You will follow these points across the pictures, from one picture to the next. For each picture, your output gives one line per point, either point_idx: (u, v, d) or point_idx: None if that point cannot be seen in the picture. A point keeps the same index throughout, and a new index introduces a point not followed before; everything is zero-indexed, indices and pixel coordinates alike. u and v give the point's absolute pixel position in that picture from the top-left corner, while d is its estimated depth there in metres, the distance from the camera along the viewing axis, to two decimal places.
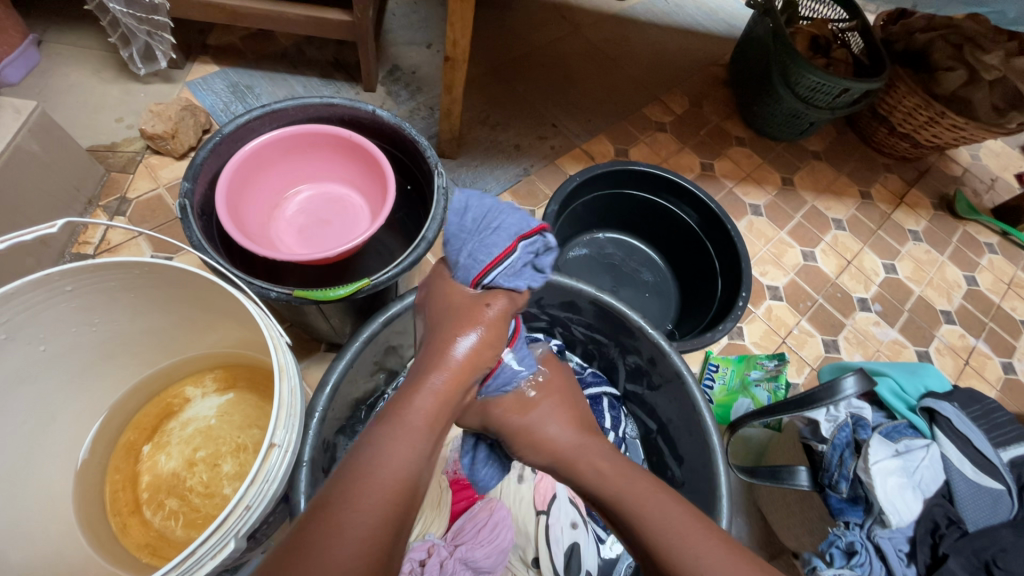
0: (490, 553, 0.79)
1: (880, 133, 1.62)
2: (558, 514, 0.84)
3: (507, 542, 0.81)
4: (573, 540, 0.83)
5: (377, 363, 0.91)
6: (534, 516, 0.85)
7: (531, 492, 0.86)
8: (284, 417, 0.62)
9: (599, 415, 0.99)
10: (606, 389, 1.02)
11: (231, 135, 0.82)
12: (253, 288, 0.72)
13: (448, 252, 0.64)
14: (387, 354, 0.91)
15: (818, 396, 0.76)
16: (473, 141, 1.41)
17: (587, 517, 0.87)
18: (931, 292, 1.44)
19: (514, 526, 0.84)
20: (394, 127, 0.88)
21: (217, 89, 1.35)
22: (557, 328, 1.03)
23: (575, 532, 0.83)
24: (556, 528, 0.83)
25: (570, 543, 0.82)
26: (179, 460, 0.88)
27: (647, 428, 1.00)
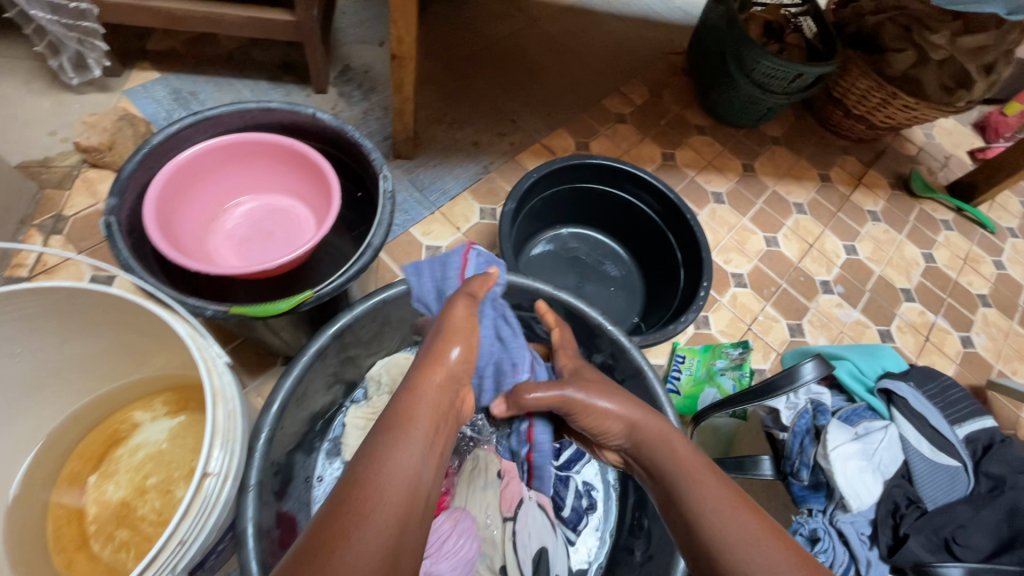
0: (456, 566, 0.77)
1: (836, 116, 1.64)
2: (526, 520, 0.83)
3: (473, 553, 0.80)
4: (540, 545, 0.82)
5: (335, 376, 0.87)
6: (500, 523, 0.82)
7: (497, 499, 0.84)
8: (221, 442, 0.59)
9: None
10: None
11: (161, 146, 0.78)
12: (188, 306, 0.68)
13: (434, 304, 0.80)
14: (344, 365, 0.87)
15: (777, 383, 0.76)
16: (430, 140, 1.37)
17: (556, 522, 0.88)
18: (890, 271, 1.46)
19: (480, 535, 0.81)
20: (337, 130, 0.85)
21: (158, 96, 1.29)
22: None
23: (543, 537, 0.83)
24: (524, 534, 0.82)
25: (539, 548, 0.82)
26: (128, 489, 0.83)
27: None
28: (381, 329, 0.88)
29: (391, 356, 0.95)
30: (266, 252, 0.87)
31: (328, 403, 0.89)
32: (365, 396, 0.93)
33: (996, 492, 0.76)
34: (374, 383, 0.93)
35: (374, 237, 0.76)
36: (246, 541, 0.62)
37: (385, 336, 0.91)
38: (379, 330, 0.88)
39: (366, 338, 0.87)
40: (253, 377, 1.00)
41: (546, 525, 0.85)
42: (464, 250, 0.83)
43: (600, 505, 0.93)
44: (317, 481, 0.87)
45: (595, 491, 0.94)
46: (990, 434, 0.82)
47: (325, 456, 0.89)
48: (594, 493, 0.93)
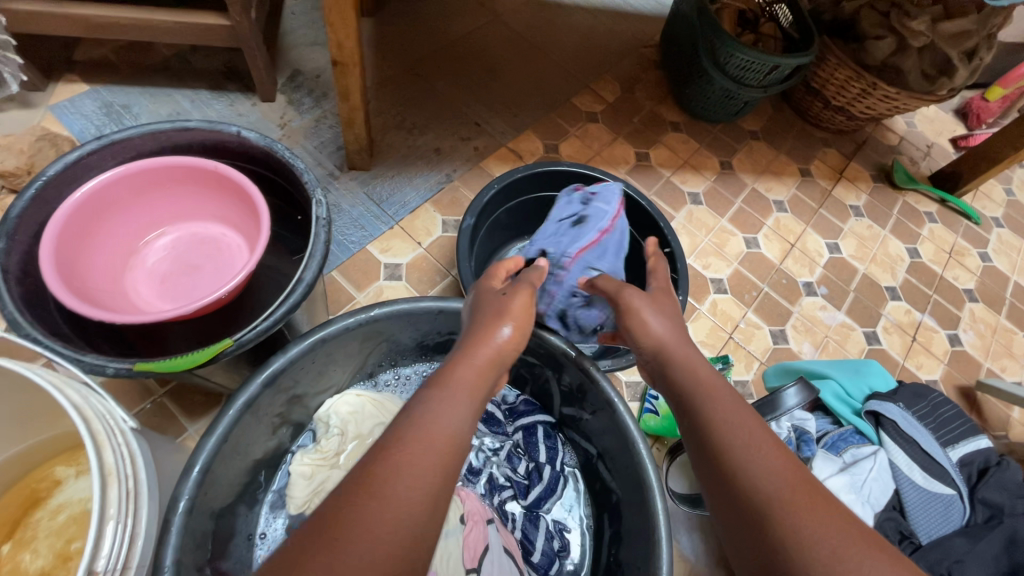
0: None
1: (815, 107, 1.58)
2: (492, 570, 0.76)
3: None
4: None
5: (281, 419, 0.78)
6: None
7: (458, 548, 0.75)
8: (114, 528, 0.49)
9: (532, 449, 0.90)
10: (540, 418, 0.92)
11: (59, 177, 0.69)
12: (84, 364, 0.59)
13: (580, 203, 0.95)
14: (290, 405, 0.79)
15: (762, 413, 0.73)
16: (388, 148, 1.29)
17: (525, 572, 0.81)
18: (875, 269, 1.41)
19: None
20: (265, 149, 0.77)
21: (87, 111, 1.19)
22: None
23: None
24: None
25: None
26: (48, 557, 0.73)
27: (586, 455, 0.89)
28: (326, 366, 0.79)
29: (341, 393, 0.87)
30: (191, 289, 0.79)
31: (273, 450, 0.80)
32: (313, 439, 0.85)
33: (993, 522, 0.70)
34: (323, 425, 0.84)
35: (306, 271, 0.69)
36: None
37: (332, 373, 0.82)
38: (324, 368, 0.79)
39: (309, 376, 0.77)
40: (192, 421, 0.92)
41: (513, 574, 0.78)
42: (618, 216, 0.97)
43: (572, 547, 0.86)
44: (259, 537, 0.79)
45: (567, 531, 0.87)
46: (985, 456, 0.77)
47: (269, 509, 0.80)
48: (566, 534, 0.86)
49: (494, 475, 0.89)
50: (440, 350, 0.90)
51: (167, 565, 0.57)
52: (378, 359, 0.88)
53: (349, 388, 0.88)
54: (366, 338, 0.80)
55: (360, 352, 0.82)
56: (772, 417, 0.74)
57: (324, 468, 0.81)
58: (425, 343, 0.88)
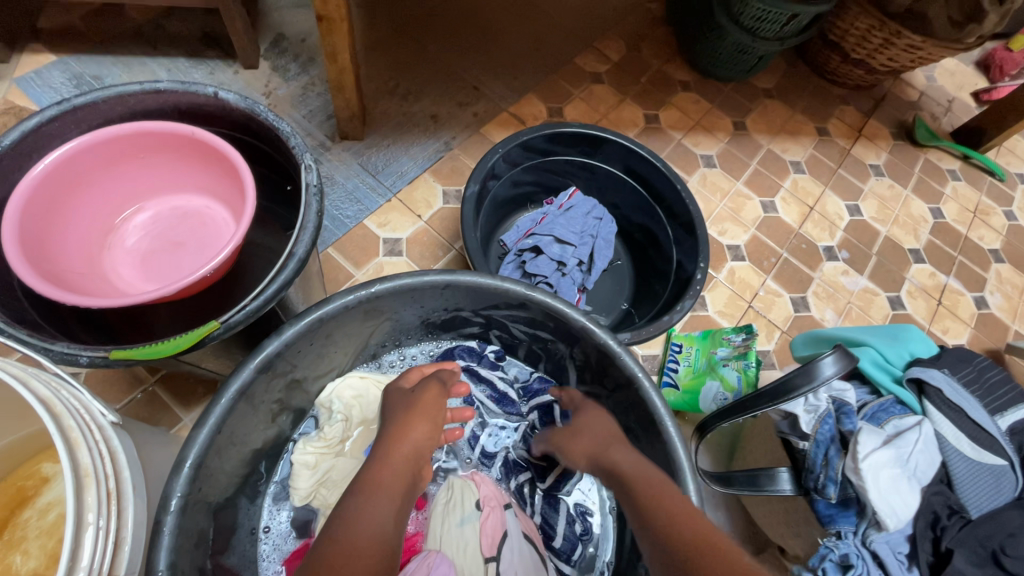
0: None
1: (833, 61, 1.49)
2: (512, 558, 0.71)
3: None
4: None
5: (279, 405, 0.72)
6: (482, 565, 0.69)
7: (476, 535, 0.72)
8: (94, 538, 0.44)
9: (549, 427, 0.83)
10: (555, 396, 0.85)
11: (17, 147, 0.62)
12: (53, 355, 0.53)
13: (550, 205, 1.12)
14: (289, 391, 0.73)
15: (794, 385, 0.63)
16: (381, 116, 1.20)
17: (547, 557, 0.77)
18: (897, 231, 1.35)
19: None
20: (246, 112, 0.69)
21: (57, 84, 1.10)
22: (492, 332, 0.85)
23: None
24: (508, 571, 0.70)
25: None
26: (38, 558, 0.69)
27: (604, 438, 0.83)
28: (325, 348, 0.73)
29: (344, 376, 0.81)
30: (174, 269, 0.72)
31: (273, 438, 0.74)
32: (316, 426, 0.79)
33: None
34: (325, 411, 0.79)
35: (297, 245, 0.62)
36: None
37: (333, 355, 0.76)
38: (323, 350, 0.73)
39: (308, 358, 0.71)
40: (189, 408, 0.87)
41: (536, 561, 0.73)
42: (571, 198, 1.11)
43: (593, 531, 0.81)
44: (263, 532, 0.73)
45: (589, 513, 0.82)
46: None
47: (272, 502, 0.75)
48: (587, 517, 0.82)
49: (509, 458, 0.84)
50: (450, 327, 0.85)
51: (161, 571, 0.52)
52: (383, 338, 0.82)
53: (351, 371, 0.82)
54: (367, 316, 0.73)
55: (362, 331, 0.76)
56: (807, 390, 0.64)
57: (329, 456, 0.76)
58: (432, 320, 0.81)
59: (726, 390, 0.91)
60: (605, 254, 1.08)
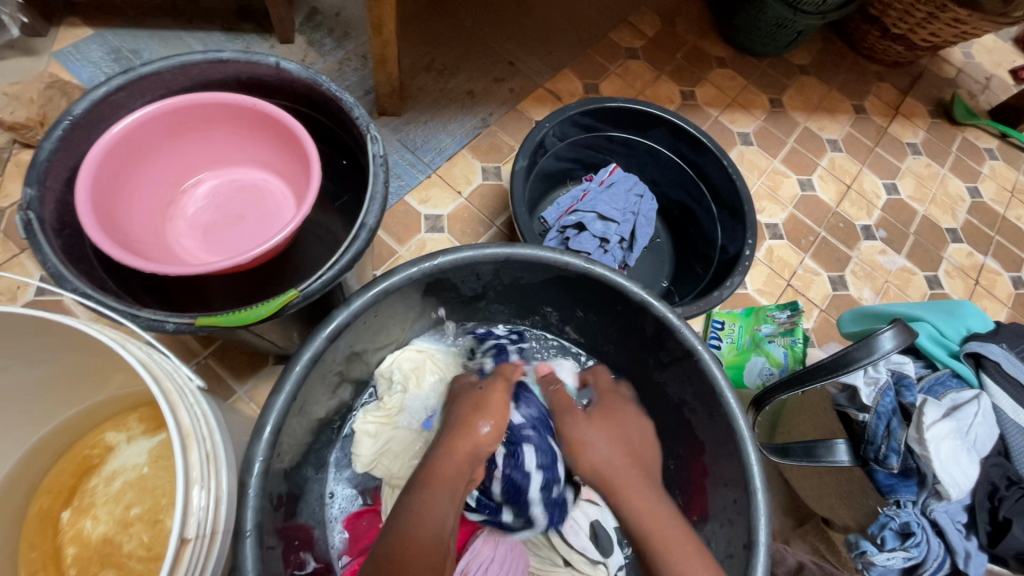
0: None
1: (871, 37, 1.46)
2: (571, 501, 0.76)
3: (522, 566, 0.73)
4: (592, 521, 0.75)
5: (341, 375, 0.73)
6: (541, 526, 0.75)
7: None
8: (199, 495, 0.45)
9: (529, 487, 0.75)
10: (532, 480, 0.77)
11: (87, 116, 0.62)
12: (141, 321, 0.54)
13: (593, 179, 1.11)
14: (351, 362, 0.73)
15: (852, 359, 0.63)
16: (418, 91, 1.19)
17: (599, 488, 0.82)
18: (935, 211, 1.33)
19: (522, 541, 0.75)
20: (308, 82, 0.69)
21: (95, 58, 1.09)
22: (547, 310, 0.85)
23: (593, 512, 0.76)
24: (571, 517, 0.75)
25: (591, 525, 0.75)
26: (109, 523, 0.71)
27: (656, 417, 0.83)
28: (387, 320, 0.74)
29: (403, 349, 0.82)
30: (236, 240, 0.73)
31: (335, 407, 0.75)
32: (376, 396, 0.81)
33: None
34: (385, 381, 0.80)
35: (367, 216, 0.62)
36: None
37: (390, 327, 0.77)
38: (383, 323, 0.74)
39: (372, 329, 0.72)
40: (242, 380, 0.88)
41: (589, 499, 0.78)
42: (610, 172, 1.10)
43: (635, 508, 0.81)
44: (330, 496, 0.75)
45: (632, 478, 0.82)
46: None
47: (335, 468, 0.77)
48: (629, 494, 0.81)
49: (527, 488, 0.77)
50: (517, 309, 0.85)
51: (250, 531, 0.53)
52: (440, 312, 0.82)
53: (410, 344, 0.84)
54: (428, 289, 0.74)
55: (422, 304, 0.77)
56: (865, 363, 0.64)
57: (389, 426, 0.77)
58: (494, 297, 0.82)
59: (772, 365, 0.93)
60: (646, 232, 1.07)
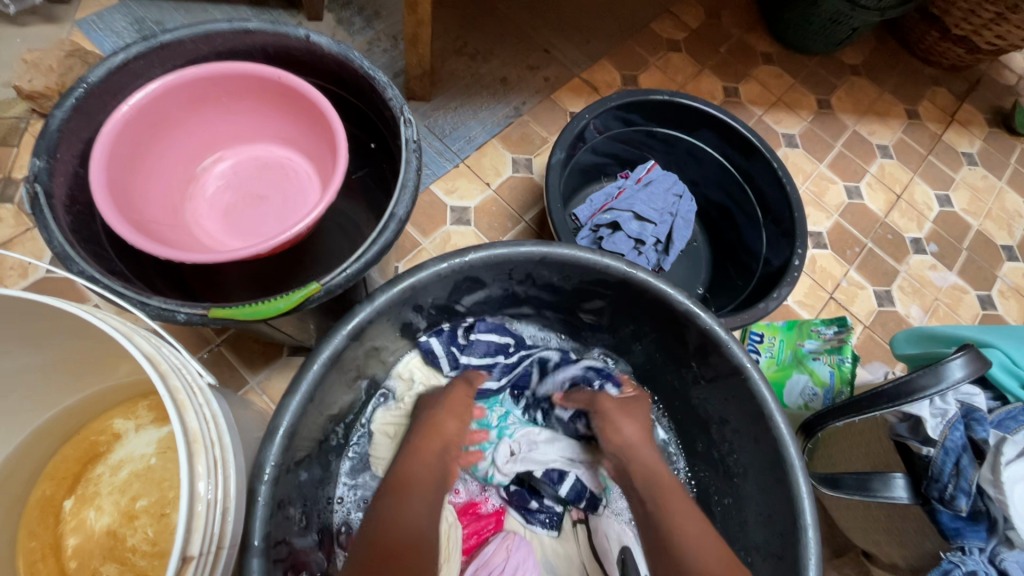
0: None
1: (929, 38, 1.36)
2: (602, 518, 0.72)
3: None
4: (622, 546, 0.69)
5: (359, 371, 0.68)
6: (569, 526, 0.74)
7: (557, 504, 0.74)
8: (203, 511, 0.41)
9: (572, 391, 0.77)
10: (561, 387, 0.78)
11: (103, 84, 0.58)
12: (150, 309, 0.50)
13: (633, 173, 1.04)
14: (370, 358, 0.69)
15: (918, 389, 0.57)
16: (448, 76, 1.14)
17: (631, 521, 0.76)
18: (990, 226, 1.25)
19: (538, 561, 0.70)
20: (339, 58, 0.64)
21: (118, 28, 1.03)
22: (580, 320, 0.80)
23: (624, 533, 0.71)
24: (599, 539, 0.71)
25: (621, 550, 0.69)
26: (112, 515, 0.68)
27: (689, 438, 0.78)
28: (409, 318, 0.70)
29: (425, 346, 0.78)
30: (255, 225, 0.68)
31: (351, 403, 0.70)
32: (393, 396, 0.76)
33: None
34: (403, 382, 0.77)
35: (398, 205, 0.58)
36: None
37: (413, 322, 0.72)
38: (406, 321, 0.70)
39: (397, 325, 0.68)
40: (256, 371, 0.84)
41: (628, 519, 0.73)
42: (648, 169, 1.03)
43: None
44: (338, 501, 0.70)
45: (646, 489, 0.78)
46: None
47: (350, 470, 0.72)
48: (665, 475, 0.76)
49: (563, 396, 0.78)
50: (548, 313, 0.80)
51: (257, 544, 0.49)
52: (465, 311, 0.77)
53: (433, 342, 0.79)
54: (457, 287, 0.69)
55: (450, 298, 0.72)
56: (931, 395, 0.58)
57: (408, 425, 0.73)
58: (525, 299, 0.77)
59: (816, 385, 0.86)
60: (684, 235, 1.00)
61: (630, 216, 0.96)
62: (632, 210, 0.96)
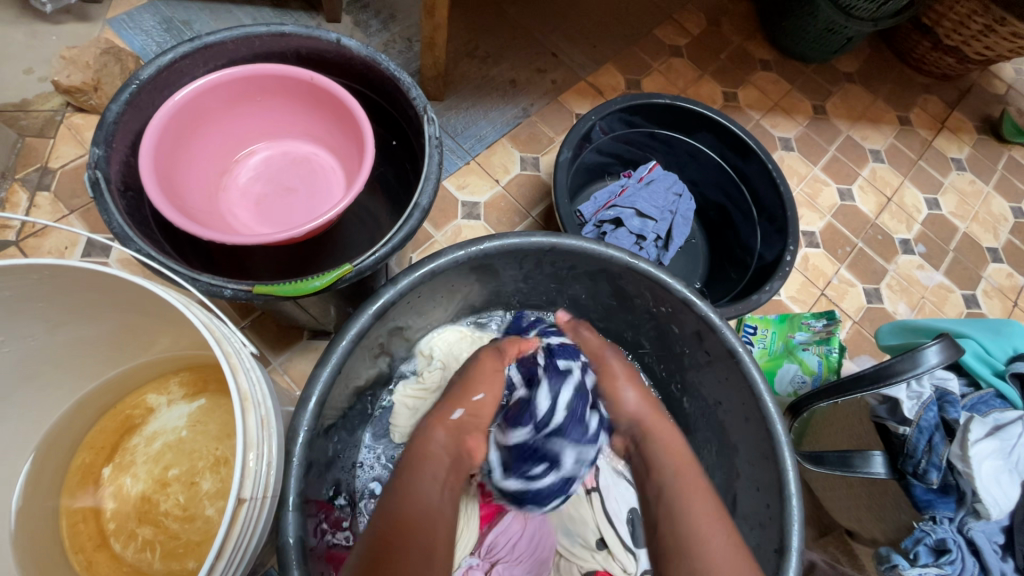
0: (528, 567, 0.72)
1: (921, 47, 1.42)
2: (610, 487, 0.76)
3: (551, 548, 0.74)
4: (630, 510, 0.75)
5: (382, 348, 0.73)
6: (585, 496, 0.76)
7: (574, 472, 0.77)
8: (255, 460, 0.46)
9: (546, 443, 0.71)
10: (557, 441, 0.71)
11: (152, 81, 0.63)
12: (200, 286, 0.56)
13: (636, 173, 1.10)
14: (393, 336, 0.74)
15: (894, 371, 0.62)
16: (460, 77, 1.19)
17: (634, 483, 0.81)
18: (976, 228, 1.30)
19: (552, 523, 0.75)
20: (367, 61, 0.69)
21: (147, 27, 1.08)
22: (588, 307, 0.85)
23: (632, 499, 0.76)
24: (612, 502, 0.76)
25: (630, 512, 0.75)
26: (147, 482, 0.73)
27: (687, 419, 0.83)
28: (429, 300, 0.75)
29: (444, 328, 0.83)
30: (285, 213, 0.73)
31: (373, 377, 0.75)
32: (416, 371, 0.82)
33: None
34: (425, 358, 0.82)
35: (422, 196, 0.63)
36: (289, 566, 0.52)
37: (434, 307, 0.78)
38: (427, 302, 0.75)
39: (418, 306, 0.74)
40: (279, 352, 0.90)
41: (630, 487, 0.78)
42: (650, 169, 1.09)
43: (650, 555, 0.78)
44: (359, 467, 0.76)
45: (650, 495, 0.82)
46: None
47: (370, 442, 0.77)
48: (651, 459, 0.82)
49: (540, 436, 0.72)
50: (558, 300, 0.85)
51: (293, 500, 0.54)
52: (478, 300, 0.83)
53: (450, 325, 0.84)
54: (472, 273, 0.74)
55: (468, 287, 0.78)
56: (908, 378, 0.63)
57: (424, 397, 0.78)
58: (537, 286, 0.82)
59: (805, 373, 0.92)
60: (683, 232, 1.06)
61: (633, 213, 1.02)
62: (635, 207, 1.02)
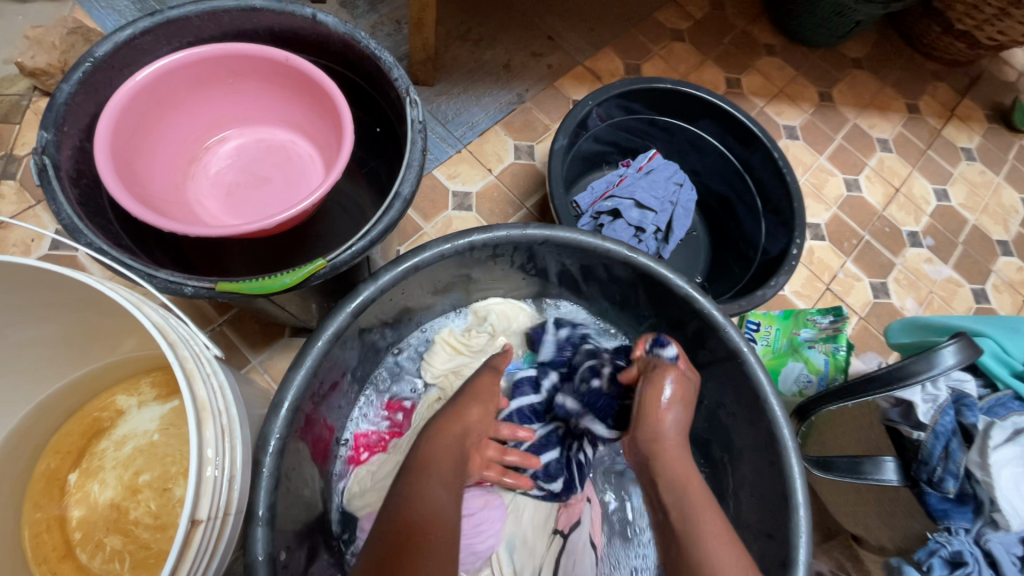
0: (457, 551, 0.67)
1: (931, 32, 1.36)
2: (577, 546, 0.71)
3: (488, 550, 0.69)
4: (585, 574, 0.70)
5: (442, 288, 0.74)
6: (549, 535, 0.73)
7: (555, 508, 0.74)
8: (210, 477, 0.42)
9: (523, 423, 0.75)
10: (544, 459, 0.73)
11: (109, 59, 0.58)
12: (158, 282, 0.51)
13: (638, 160, 1.05)
14: (458, 282, 0.74)
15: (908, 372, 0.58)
16: (452, 62, 1.14)
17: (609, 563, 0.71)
18: (986, 221, 1.26)
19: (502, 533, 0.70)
20: (345, 38, 0.64)
21: (120, 6, 1.00)
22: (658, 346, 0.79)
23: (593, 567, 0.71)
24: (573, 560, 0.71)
25: None
26: (116, 489, 0.68)
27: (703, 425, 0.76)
28: (498, 268, 0.73)
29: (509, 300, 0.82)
30: (260, 203, 0.69)
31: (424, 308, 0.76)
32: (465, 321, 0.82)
33: None
34: (478, 316, 0.81)
35: (403, 184, 0.58)
36: None
37: (508, 278, 0.77)
38: (501, 269, 0.74)
39: (479, 270, 0.72)
40: (259, 350, 0.85)
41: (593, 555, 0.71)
42: (651, 156, 1.04)
43: None
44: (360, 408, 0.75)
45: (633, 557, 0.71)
46: None
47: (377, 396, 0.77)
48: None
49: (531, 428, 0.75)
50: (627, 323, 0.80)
51: (262, 514, 0.50)
52: (550, 292, 0.81)
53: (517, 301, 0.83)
54: (465, 265, 0.70)
55: (539, 277, 0.77)
56: (921, 380, 0.58)
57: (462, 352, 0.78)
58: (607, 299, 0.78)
59: (811, 372, 0.87)
60: (684, 224, 1.01)
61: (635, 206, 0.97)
62: (635, 198, 0.97)
